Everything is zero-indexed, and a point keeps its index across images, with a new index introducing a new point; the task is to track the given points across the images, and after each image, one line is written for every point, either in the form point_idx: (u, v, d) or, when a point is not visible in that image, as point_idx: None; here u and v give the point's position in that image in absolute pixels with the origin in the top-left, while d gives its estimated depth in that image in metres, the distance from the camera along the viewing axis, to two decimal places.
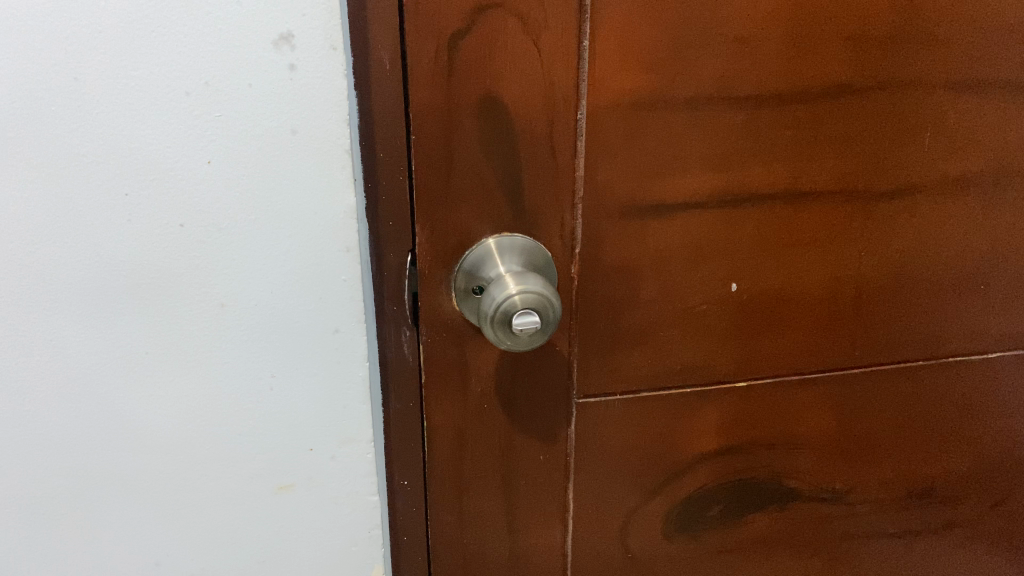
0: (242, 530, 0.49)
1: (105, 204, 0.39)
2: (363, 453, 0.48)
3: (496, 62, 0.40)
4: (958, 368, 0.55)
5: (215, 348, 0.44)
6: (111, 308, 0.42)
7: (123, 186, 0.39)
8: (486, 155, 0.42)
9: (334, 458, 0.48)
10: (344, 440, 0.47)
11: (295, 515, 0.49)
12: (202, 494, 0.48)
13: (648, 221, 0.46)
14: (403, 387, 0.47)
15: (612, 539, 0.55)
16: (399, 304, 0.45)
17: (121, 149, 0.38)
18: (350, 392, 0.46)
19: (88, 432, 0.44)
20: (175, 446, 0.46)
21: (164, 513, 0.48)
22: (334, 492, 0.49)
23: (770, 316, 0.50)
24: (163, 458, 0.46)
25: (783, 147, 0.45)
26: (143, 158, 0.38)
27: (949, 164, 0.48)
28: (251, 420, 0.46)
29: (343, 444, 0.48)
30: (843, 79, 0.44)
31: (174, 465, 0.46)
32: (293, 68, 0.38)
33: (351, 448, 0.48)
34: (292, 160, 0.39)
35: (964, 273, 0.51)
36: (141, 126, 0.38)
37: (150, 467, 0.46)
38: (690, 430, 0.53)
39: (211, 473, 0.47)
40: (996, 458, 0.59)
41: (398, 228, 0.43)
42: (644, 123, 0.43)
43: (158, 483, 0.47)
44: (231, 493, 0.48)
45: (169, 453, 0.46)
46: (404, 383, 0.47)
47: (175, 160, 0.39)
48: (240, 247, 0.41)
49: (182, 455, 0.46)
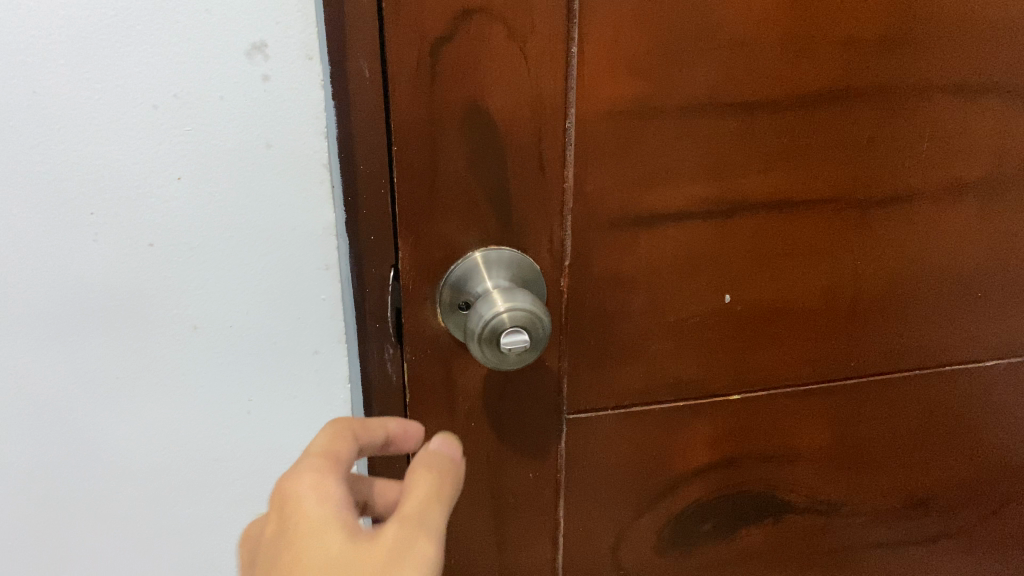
0: (221, 554, 0.48)
1: (69, 223, 0.37)
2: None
3: (481, 69, 0.38)
4: (954, 376, 0.54)
5: (188, 371, 0.42)
6: (77, 332, 0.40)
7: (88, 205, 0.37)
8: (472, 167, 0.40)
9: None
10: None
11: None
12: (181, 519, 0.46)
13: (639, 233, 0.44)
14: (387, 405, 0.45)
15: (604, 556, 0.54)
16: (382, 321, 0.43)
17: (84, 166, 0.36)
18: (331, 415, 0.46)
19: (58, 457, 0.43)
20: (150, 472, 0.45)
21: (140, 538, 0.47)
22: None
23: (765, 326, 0.49)
24: (137, 484, 0.45)
25: (778, 155, 0.44)
26: (109, 175, 0.37)
27: (947, 170, 0.47)
28: (228, 444, 0.45)
29: None
30: (839, 84, 0.43)
31: (149, 491, 0.45)
32: (267, 79, 0.37)
33: None
34: (266, 174, 0.38)
35: (962, 280, 0.50)
36: (105, 142, 0.36)
37: (124, 493, 0.45)
38: (683, 444, 0.52)
39: (188, 499, 0.46)
40: (993, 465, 0.58)
41: (381, 242, 0.41)
42: (636, 131, 0.41)
43: (136, 507, 0.45)
44: (209, 517, 0.47)
45: (142, 479, 0.45)
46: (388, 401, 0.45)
47: (143, 176, 0.37)
48: (212, 266, 0.40)
49: (158, 480, 0.45)
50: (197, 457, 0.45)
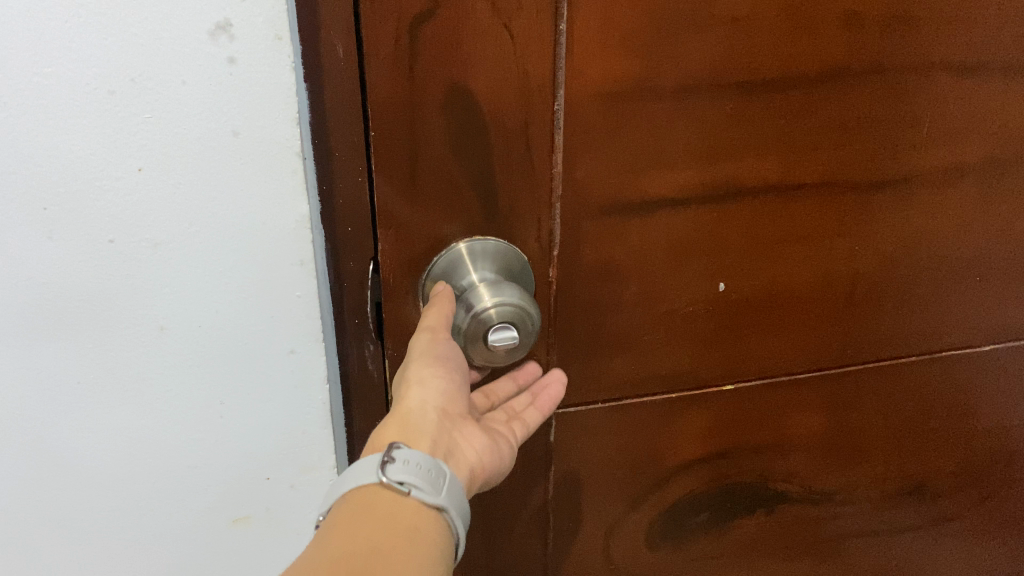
0: (195, 563, 0.46)
1: (20, 220, 0.34)
2: (326, 479, 0.45)
3: (463, 49, 0.35)
4: (950, 362, 0.52)
5: (154, 374, 0.39)
6: (30, 338, 0.37)
7: (41, 199, 0.34)
8: (454, 153, 0.38)
9: (294, 487, 0.45)
10: (304, 469, 0.45)
11: (254, 546, 0.46)
12: (152, 529, 0.44)
13: (630, 221, 0.42)
14: (368, 403, 0.44)
15: (594, 549, 0.53)
16: (362, 317, 0.41)
17: (34, 157, 0.33)
18: (310, 418, 0.43)
19: (16, 468, 0.40)
20: (117, 482, 0.42)
21: (109, 549, 0.44)
22: (294, 523, 0.46)
23: (761, 314, 0.47)
24: (102, 494, 0.42)
25: (774, 137, 0.42)
26: (63, 166, 0.33)
27: (949, 152, 0.45)
28: (201, 449, 0.42)
29: (303, 472, 0.45)
30: (840, 62, 0.41)
31: (117, 502, 0.43)
32: (232, 62, 0.33)
33: (311, 477, 0.45)
34: (235, 164, 0.35)
35: (961, 264, 0.49)
36: (57, 131, 0.33)
37: (89, 503, 0.42)
38: (675, 437, 0.50)
39: (159, 509, 0.44)
40: (986, 451, 0.57)
41: (358, 233, 0.39)
42: (627, 114, 0.39)
43: (104, 517, 0.43)
44: (180, 527, 0.44)
45: (108, 489, 0.42)
46: (369, 399, 0.44)
47: (100, 167, 0.34)
48: (180, 264, 0.37)
49: (127, 489, 0.42)
50: (167, 463, 0.42)
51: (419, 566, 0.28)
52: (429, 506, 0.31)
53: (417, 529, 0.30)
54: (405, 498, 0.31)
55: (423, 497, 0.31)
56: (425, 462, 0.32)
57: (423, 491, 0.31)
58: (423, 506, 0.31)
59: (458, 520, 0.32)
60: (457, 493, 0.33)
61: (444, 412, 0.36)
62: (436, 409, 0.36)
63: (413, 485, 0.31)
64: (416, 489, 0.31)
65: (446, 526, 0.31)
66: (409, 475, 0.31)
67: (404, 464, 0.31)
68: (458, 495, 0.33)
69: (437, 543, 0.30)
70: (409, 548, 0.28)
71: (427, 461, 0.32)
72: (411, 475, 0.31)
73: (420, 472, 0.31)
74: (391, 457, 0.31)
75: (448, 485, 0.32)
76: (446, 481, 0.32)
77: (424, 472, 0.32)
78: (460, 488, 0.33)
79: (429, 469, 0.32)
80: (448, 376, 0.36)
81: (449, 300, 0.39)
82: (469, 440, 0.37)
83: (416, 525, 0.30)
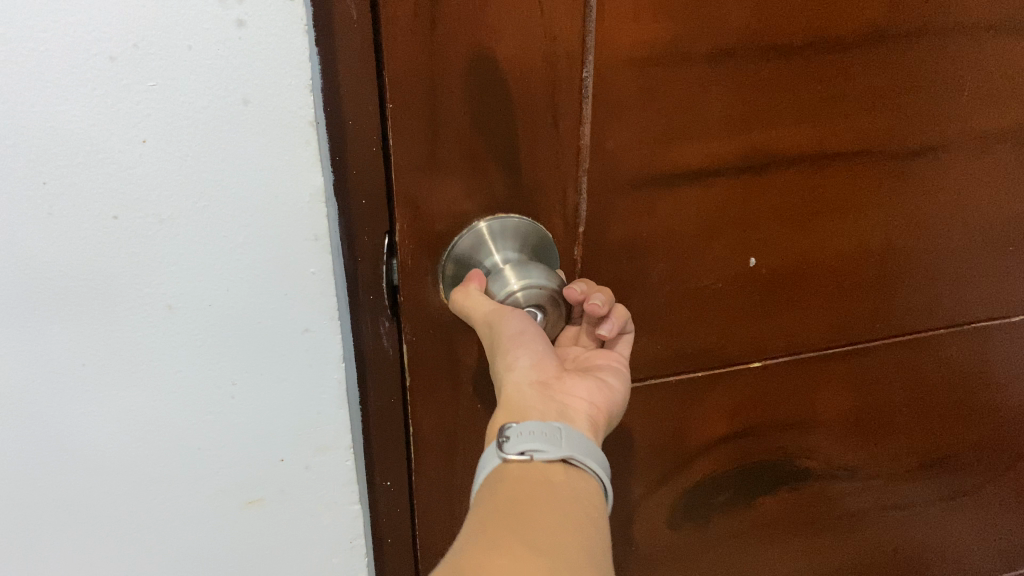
0: (206, 550, 0.44)
1: (18, 196, 0.31)
2: (341, 459, 0.43)
3: (486, 12, 0.33)
4: (979, 333, 0.51)
5: (162, 354, 0.37)
6: (30, 319, 0.34)
7: (40, 173, 0.31)
8: (477, 124, 0.35)
9: (308, 467, 0.43)
10: (319, 449, 0.42)
11: (268, 528, 0.44)
12: (163, 514, 0.42)
13: (660, 195, 0.40)
14: (382, 377, 0.42)
15: (615, 531, 0.52)
16: (377, 294, 0.40)
17: (32, 129, 0.30)
18: (324, 398, 0.40)
19: (21, 453, 0.38)
20: (125, 468, 0.40)
21: (119, 537, 0.42)
22: (309, 504, 0.44)
23: (791, 290, 0.45)
24: (112, 480, 0.40)
25: (812, 103, 0.39)
26: (63, 138, 0.30)
27: (991, 118, 0.43)
28: (215, 431, 0.40)
29: (318, 452, 0.42)
30: (883, 22, 0.38)
31: (125, 487, 0.40)
32: (241, 25, 0.30)
33: (326, 457, 0.43)
34: (245, 136, 0.32)
35: (997, 234, 0.47)
36: (55, 99, 0.29)
37: (96, 489, 0.40)
38: (700, 416, 0.49)
39: (171, 494, 0.41)
40: (1010, 421, 0.56)
41: (373, 204, 0.37)
42: (659, 82, 0.37)
43: (114, 504, 0.41)
44: (194, 510, 0.42)
45: (117, 474, 0.40)
46: (384, 373, 0.42)
47: (102, 138, 0.31)
48: (188, 240, 0.34)
49: (134, 475, 0.40)
50: (178, 446, 0.40)
51: (564, 521, 0.27)
52: (558, 463, 0.30)
53: (555, 489, 0.28)
54: (533, 465, 0.29)
55: (550, 457, 0.29)
56: (541, 425, 0.30)
57: (547, 451, 0.29)
58: (553, 464, 0.30)
59: (596, 465, 0.30)
60: (585, 439, 0.31)
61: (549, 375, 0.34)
62: (540, 378, 0.34)
63: (535, 450, 0.29)
64: (540, 452, 0.29)
65: (584, 476, 0.30)
66: (528, 443, 0.30)
67: (519, 436, 0.30)
68: (587, 441, 0.31)
69: (579, 495, 0.29)
70: (553, 506, 0.27)
71: (543, 424, 0.31)
72: (530, 442, 0.30)
73: (538, 437, 0.30)
74: (505, 436, 0.30)
75: (572, 435, 0.31)
76: (567, 434, 0.31)
77: (541, 434, 0.30)
78: (585, 435, 0.31)
79: (545, 430, 0.30)
80: (528, 345, 0.34)
81: (475, 285, 0.37)
82: (577, 390, 0.35)
83: (556, 483, 0.29)
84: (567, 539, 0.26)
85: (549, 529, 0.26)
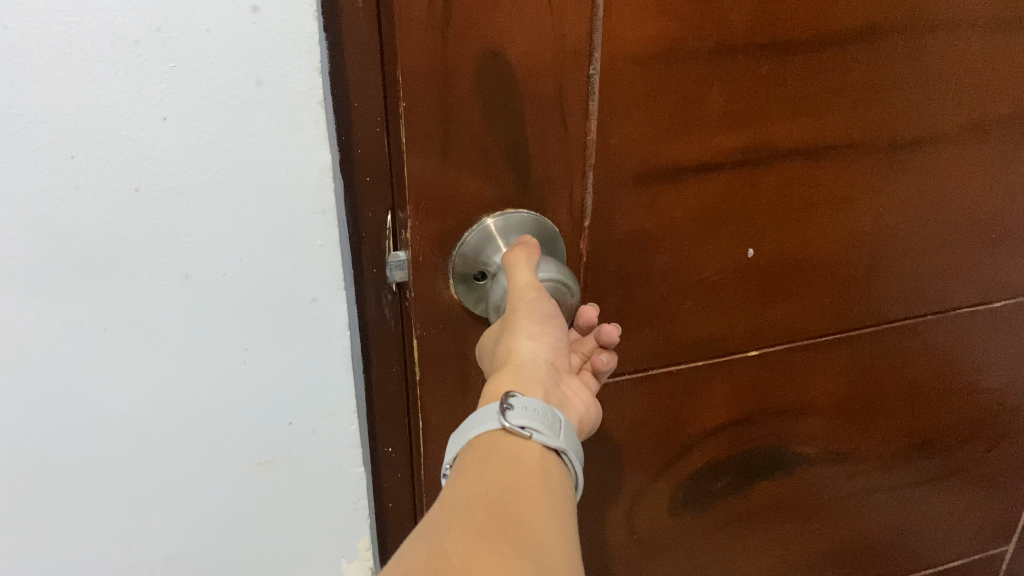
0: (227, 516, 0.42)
1: (44, 168, 0.31)
2: (345, 425, 0.42)
3: (497, 12, 0.34)
4: (964, 319, 0.53)
5: (179, 323, 0.36)
6: (50, 279, 0.33)
7: (68, 148, 0.31)
8: (487, 120, 0.36)
9: (315, 432, 0.42)
10: (326, 414, 0.41)
11: (279, 488, 0.43)
12: (181, 469, 0.40)
13: (663, 190, 0.41)
14: (384, 350, 0.43)
15: (617, 519, 0.53)
16: (379, 268, 0.40)
17: (61, 106, 0.30)
18: (330, 364, 0.40)
19: (39, 420, 0.36)
20: (145, 426, 0.38)
21: (137, 507, 0.40)
22: (317, 469, 0.43)
23: (788, 279, 0.47)
24: (133, 441, 0.38)
25: (808, 96, 0.41)
26: (87, 113, 0.30)
27: (977, 110, 0.44)
28: (231, 400, 0.39)
29: (325, 416, 0.41)
30: (876, 18, 0.39)
31: (141, 445, 0.39)
32: (256, 11, 0.30)
33: (333, 423, 0.42)
34: (257, 116, 0.32)
35: (981, 222, 0.49)
36: (83, 77, 0.30)
37: (116, 453, 0.38)
38: (699, 404, 0.50)
39: (188, 453, 0.40)
40: (992, 404, 0.58)
41: (377, 181, 0.37)
42: (662, 78, 0.38)
43: (134, 470, 0.39)
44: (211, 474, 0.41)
45: (134, 432, 0.38)
46: (386, 345, 0.43)
47: (125, 116, 0.31)
48: (205, 211, 0.34)
49: (148, 435, 0.39)
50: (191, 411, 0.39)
51: (549, 509, 0.27)
52: (550, 450, 0.30)
53: (547, 476, 0.29)
54: (530, 441, 0.30)
55: (546, 441, 0.30)
56: (542, 407, 0.31)
57: (543, 434, 0.30)
58: (546, 448, 0.30)
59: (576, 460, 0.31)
60: (573, 435, 0.32)
61: (555, 365, 0.35)
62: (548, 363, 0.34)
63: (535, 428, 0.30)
64: (538, 433, 0.30)
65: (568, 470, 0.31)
66: (529, 420, 0.30)
67: (523, 409, 0.30)
68: (573, 437, 0.32)
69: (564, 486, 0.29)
70: (540, 491, 0.27)
71: (542, 407, 0.31)
72: (531, 419, 0.30)
73: (538, 416, 0.30)
74: (509, 403, 0.30)
75: (565, 428, 0.31)
76: (563, 426, 0.31)
77: (540, 416, 0.31)
78: (573, 431, 0.32)
79: (544, 414, 0.31)
80: (552, 328, 0.35)
81: (534, 253, 0.38)
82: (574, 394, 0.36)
83: (544, 467, 0.29)
84: (551, 532, 0.26)
85: (537, 522, 0.26)
